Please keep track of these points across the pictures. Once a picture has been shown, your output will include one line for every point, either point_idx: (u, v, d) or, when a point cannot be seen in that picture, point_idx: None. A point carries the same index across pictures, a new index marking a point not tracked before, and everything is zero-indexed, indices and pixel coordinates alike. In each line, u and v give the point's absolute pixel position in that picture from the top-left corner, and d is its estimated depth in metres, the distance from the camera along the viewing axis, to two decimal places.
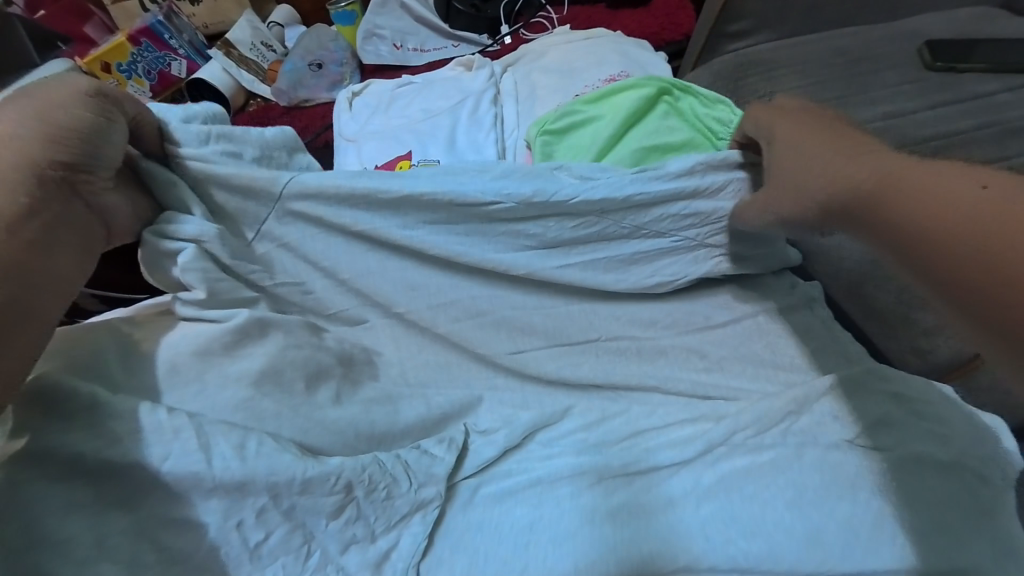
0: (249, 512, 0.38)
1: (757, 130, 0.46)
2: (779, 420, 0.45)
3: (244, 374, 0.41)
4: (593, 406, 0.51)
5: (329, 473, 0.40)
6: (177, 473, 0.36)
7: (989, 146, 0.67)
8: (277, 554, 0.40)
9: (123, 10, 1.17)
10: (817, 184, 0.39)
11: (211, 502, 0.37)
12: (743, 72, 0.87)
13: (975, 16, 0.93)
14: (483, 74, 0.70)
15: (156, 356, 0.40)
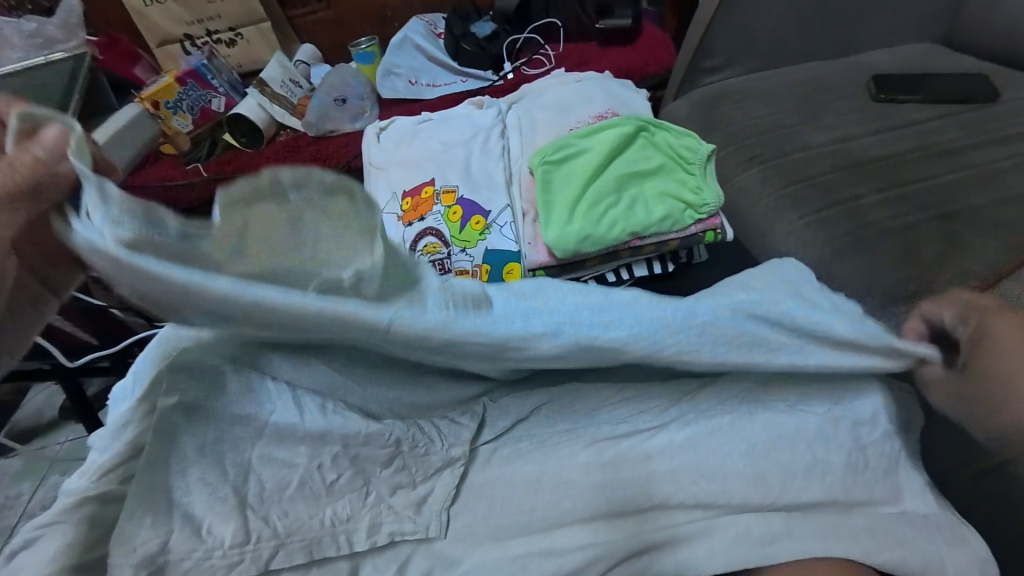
0: (326, 455, 0.51)
1: (961, 317, 0.49)
2: (737, 391, 0.56)
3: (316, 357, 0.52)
4: (587, 383, 0.60)
5: (382, 431, 0.53)
6: (280, 423, 0.50)
7: (924, 165, 0.78)
8: (345, 492, 0.51)
9: (167, 53, 1.35)
10: (1002, 390, 0.45)
11: (301, 447, 0.51)
12: (718, 102, 0.99)
13: (921, 49, 1.05)
14: (492, 112, 0.83)
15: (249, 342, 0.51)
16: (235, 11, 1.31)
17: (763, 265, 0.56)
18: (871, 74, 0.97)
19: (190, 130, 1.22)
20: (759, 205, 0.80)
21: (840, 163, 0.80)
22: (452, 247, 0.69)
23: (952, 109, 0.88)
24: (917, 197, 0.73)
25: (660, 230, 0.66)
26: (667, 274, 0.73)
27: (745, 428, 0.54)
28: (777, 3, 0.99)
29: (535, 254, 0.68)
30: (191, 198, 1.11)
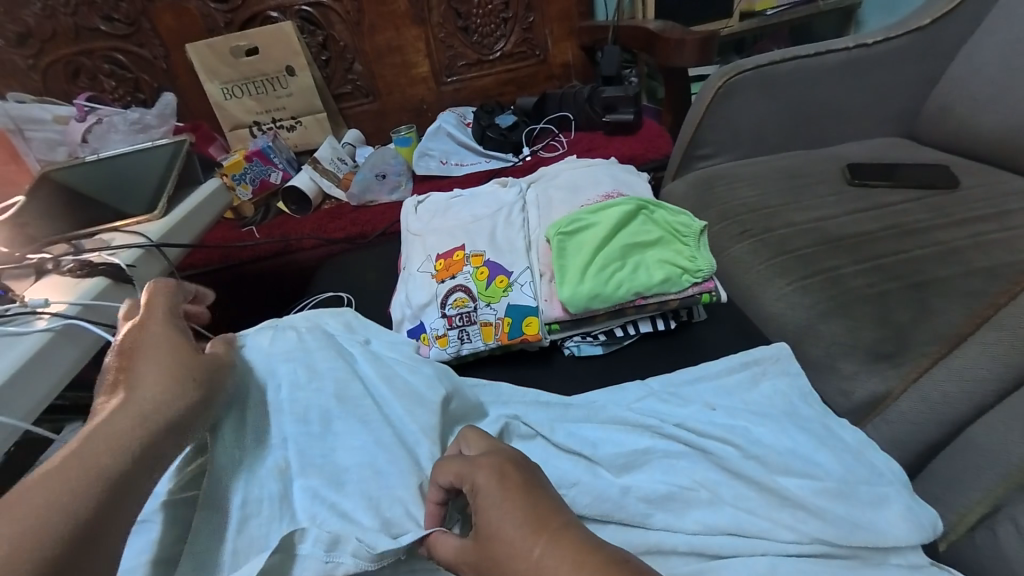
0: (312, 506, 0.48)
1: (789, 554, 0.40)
2: (729, 440, 0.60)
3: (343, 397, 0.59)
4: (593, 427, 0.63)
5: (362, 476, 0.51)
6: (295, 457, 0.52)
7: (895, 241, 0.87)
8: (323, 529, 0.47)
9: (237, 136, 1.61)
10: None
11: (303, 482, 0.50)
12: (710, 183, 1.13)
13: (888, 143, 1.21)
14: (514, 190, 0.97)
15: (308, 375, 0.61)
16: (298, 105, 1.57)
17: (743, 358, 0.71)
18: (844, 163, 1.11)
19: (249, 199, 1.40)
20: (752, 272, 0.90)
21: (820, 237, 0.91)
22: (478, 301, 0.79)
23: (919, 194, 0.99)
24: (891, 268, 0.81)
25: (662, 291, 0.76)
26: (669, 331, 0.81)
27: (725, 458, 0.58)
28: (755, 106, 1.17)
29: (551, 310, 0.77)
30: (243, 256, 1.27)
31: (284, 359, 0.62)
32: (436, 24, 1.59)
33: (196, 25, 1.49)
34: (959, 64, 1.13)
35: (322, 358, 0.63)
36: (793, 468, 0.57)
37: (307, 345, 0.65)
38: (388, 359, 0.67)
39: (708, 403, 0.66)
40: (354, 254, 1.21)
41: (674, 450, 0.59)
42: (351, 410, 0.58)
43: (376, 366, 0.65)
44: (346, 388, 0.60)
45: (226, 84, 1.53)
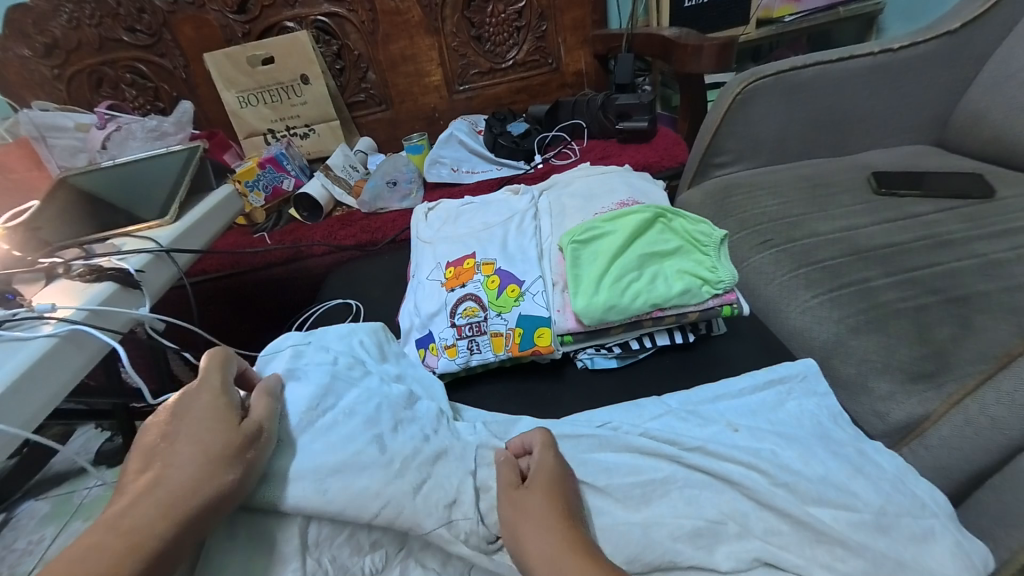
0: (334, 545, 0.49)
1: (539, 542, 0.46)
2: (755, 468, 0.56)
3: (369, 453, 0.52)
4: (607, 450, 0.60)
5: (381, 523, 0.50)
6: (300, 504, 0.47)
7: (929, 253, 0.83)
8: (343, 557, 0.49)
9: (251, 143, 1.62)
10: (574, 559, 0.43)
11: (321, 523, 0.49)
12: (729, 193, 1.10)
13: (915, 151, 1.16)
14: (526, 198, 0.95)
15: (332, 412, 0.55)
16: (312, 113, 1.58)
17: (764, 372, 0.69)
18: (871, 172, 1.07)
19: (262, 205, 1.40)
20: (774, 284, 0.86)
21: (847, 248, 0.87)
22: (489, 311, 0.76)
23: (951, 204, 0.95)
24: (925, 282, 0.77)
25: (681, 303, 0.72)
26: (688, 344, 0.77)
27: (748, 487, 0.55)
28: (774, 114, 1.14)
29: (564, 321, 0.74)
30: (254, 262, 1.27)
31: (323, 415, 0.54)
32: (450, 33, 1.59)
33: (216, 36, 1.52)
34: (993, 69, 1.08)
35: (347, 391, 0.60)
36: (826, 498, 0.53)
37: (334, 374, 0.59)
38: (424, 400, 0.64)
39: (733, 427, 0.61)
40: (365, 262, 1.20)
41: (693, 479, 0.56)
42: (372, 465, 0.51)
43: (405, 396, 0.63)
44: (377, 420, 0.55)
45: (242, 93, 1.55)
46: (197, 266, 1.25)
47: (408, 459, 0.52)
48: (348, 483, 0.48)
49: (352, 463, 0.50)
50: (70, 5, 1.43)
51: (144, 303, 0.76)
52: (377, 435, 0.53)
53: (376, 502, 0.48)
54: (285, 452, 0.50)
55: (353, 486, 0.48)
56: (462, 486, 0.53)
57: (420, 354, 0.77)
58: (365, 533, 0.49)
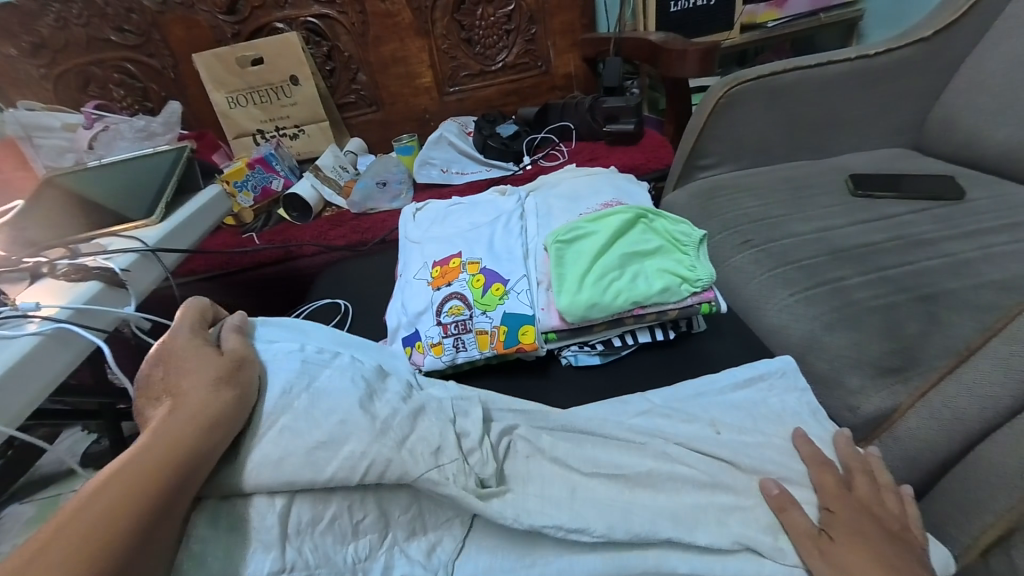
0: (308, 541, 0.46)
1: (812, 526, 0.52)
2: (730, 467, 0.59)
3: (337, 417, 0.49)
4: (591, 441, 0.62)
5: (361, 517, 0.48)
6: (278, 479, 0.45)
7: (900, 253, 0.85)
8: (314, 552, 0.46)
9: (241, 144, 1.62)
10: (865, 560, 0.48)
11: (296, 509, 0.46)
12: (712, 194, 1.13)
13: (892, 154, 1.20)
14: (513, 198, 0.97)
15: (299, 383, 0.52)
16: (302, 114, 1.59)
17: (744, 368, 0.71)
18: (849, 174, 1.10)
19: (251, 206, 1.40)
20: (754, 283, 0.89)
21: (823, 247, 0.90)
22: (474, 309, 0.77)
23: (925, 206, 0.98)
24: (896, 280, 0.80)
25: (661, 301, 0.74)
26: (669, 341, 0.79)
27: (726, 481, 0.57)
28: (756, 117, 1.17)
29: (548, 318, 0.76)
30: (244, 262, 1.28)
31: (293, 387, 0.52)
32: (440, 36, 1.61)
33: (205, 36, 1.52)
34: (965, 76, 1.12)
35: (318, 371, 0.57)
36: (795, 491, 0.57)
37: (301, 356, 0.56)
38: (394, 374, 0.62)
39: (716, 427, 0.63)
40: (355, 262, 1.21)
41: (676, 475, 0.57)
42: (342, 428, 0.48)
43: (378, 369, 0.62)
44: (355, 389, 0.54)
45: (231, 93, 1.55)
46: (185, 266, 1.24)
47: (388, 419, 0.51)
48: (334, 454, 0.47)
49: (335, 431, 0.48)
50: (57, 5, 1.42)
51: (131, 302, 0.76)
52: (356, 404, 0.51)
53: (362, 464, 0.47)
54: (260, 423, 0.48)
55: (339, 453, 0.47)
56: (443, 434, 0.53)
57: (407, 351, 0.78)
58: (348, 516, 0.48)
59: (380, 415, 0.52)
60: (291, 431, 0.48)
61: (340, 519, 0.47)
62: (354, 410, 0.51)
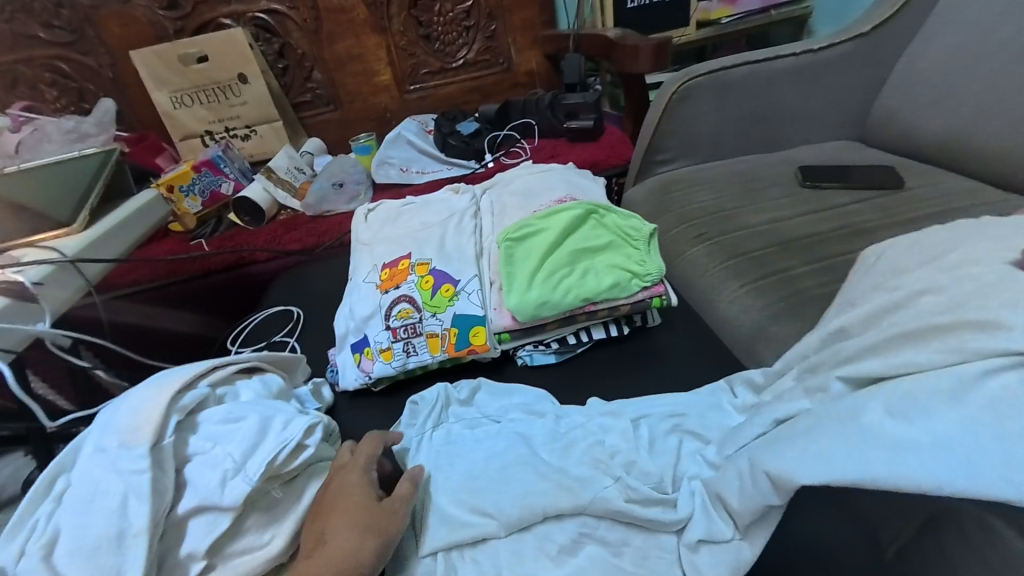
0: (200, 541, 0.47)
1: None
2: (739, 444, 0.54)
3: (213, 436, 0.53)
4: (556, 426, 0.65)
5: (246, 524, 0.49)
6: (189, 505, 0.48)
7: (844, 242, 0.88)
8: (200, 542, 0.47)
9: (188, 146, 1.54)
10: None
11: (200, 518, 0.48)
12: (670, 188, 1.14)
13: (840, 146, 1.23)
14: (467, 197, 0.95)
15: (171, 411, 0.53)
16: (253, 114, 1.52)
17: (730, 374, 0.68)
18: (798, 166, 1.13)
19: (198, 211, 1.33)
20: (707, 275, 0.89)
21: (773, 238, 0.91)
22: (424, 312, 0.75)
23: (868, 195, 1.01)
24: (839, 268, 0.82)
25: (611, 296, 0.73)
26: (623, 337, 0.79)
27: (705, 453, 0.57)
28: (709, 111, 1.19)
29: (500, 318, 0.74)
30: (192, 269, 1.20)
31: (165, 418, 0.52)
32: (398, 32, 1.57)
33: (144, 32, 1.43)
34: (902, 69, 1.16)
35: (181, 436, 0.53)
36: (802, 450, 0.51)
37: (164, 389, 0.55)
38: (263, 386, 0.64)
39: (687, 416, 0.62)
40: (311, 266, 1.17)
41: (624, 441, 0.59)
42: (237, 439, 0.52)
43: (251, 383, 0.63)
44: (230, 412, 0.55)
45: (175, 92, 1.47)
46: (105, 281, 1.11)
47: (263, 431, 0.53)
48: (220, 473, 0.49)
49: (215, 451, 0.51)
50: None
51: (46, 318, 0.70)
52: (226, 425, 0.54)
53: (239, 475, 0.49)
54: (131, 452, 0.48)
55: (224, 464, 0.50)
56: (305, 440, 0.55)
57: (355, 358, 0.76)
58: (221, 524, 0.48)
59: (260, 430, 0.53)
60: (203, 520, 0.48)
61: (212, 523, 0.48)
62: (224, 435, 0.53)
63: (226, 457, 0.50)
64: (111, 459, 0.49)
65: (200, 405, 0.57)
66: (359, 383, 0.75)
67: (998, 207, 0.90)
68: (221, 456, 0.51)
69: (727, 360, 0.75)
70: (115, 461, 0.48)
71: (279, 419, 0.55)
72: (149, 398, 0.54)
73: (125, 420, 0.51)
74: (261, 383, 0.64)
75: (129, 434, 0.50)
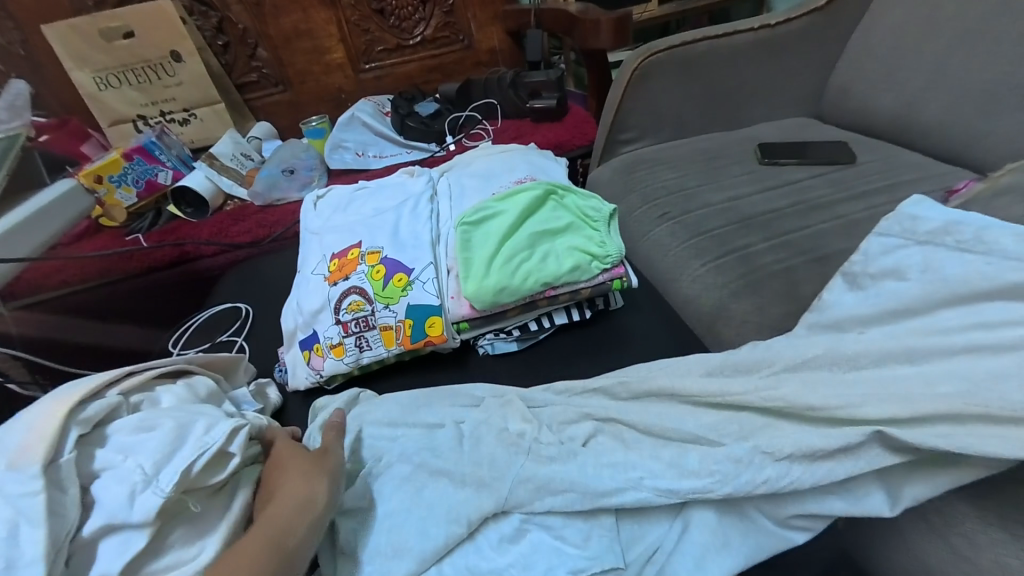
0: (111, 563, 0.43)
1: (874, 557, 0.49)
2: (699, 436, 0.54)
3: (125, 450, 0.48)
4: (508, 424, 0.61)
5: (169, 539, 0.46)
6: (97, 524, 0.44)
7: (801, 218, 0.89)
8: (108, 565, 0.43)
9: (118, 131, 1.41)
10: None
11: (112, 537, 0.44)
12: (634, 167, 1.12)
13: (798, 123, 1.24)
14: (423, 179, 0.90)
15: (73, 426, 0.48)
16: (190, 95, 1.40)
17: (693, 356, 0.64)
18: (758, 143, 1.13)
19: (134, 202, 1.23)
20: (670, 255, 0.89)
21: (733, 216, 0.91)
22: (376, 303, 0.71)
23: (824, 170, 1.03)
24: (796, 244, 0.83)
25: (572, 280, 0.71)
26: (586, 320, 0.77)
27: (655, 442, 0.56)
28: (671, 88, 1.17)
29: (458, 308, 0.71)
30: (128, 268, 1.12)
31: (61, 434, 0.46)
32: (348, 6, 1.47)
33: (56, 2, 1.28)
34: (857, 44, 1.17)
35: (86, 450, 0.48)
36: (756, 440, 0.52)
37: (62, 403, 0.49)
38: (188, 389, 0.58)
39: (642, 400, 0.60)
40: (260, 259, 1.10)
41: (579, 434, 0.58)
42: (153, 450, 0.47)
43: (174, 388, 0.58)
44: (145, 420, 0.50)
45: (99, 72, 1.33)
46: (21, 285, 1.02)
47: (180, 439, 0.48)
48: (130, 488, 0.45)
49: (125, 465, 0.46)
50: None
51: None
52: (139, 435, 0.48)
53: (151, 490, 0.45)
54: (19, 475, 0.43)
55: (132, 479, 0.45)
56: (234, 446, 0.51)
57: (305, 355, 0.71)
58: (135, 544, 0.44)
59: (177, 438, 0.48)
60: (116, 540, 0.44)
61: (126, 544, 0.44)
62: (135, 448, 0.48)
63: (135, 469, 0.46)
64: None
65: (112, 416, 0.51)
66: (311, 381, 0.71)
67: (942, 180, 0.93)
68: (129, 468, 0.46)
69: (689, 340, 0.75)
70: (0, 488, 0.43)
71: (200, 423, 0.50)
72: (43, 414, 0.48)
73: (16, 441, 0.45)
74: (186, 388, 0.58)
75: (17, 456, 0.44)
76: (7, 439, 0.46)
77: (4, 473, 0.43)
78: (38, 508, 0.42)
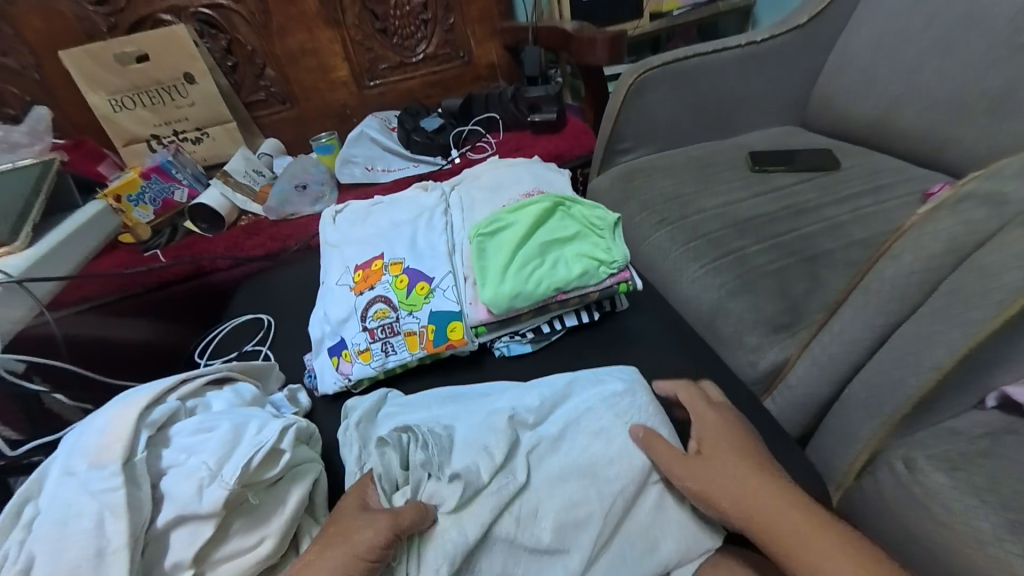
0: (185, 550, 0.48)
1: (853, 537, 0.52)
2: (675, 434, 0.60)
3: (190, 449, 0.52)
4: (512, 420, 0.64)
5: (233, 528, 0.50)
6: (169, 515, 0.48)
7: (791, 221, 0.95)
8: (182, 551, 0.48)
9: (132, 151, 1.45)
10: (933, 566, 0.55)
11: (182, 528, 0.49)
12: (632, 176, 1.18)
13: (784, 131, 1.32)
14: (436, 193, 0.95)
15: (142, 429, 0.52)
16: (202, 115, 1.45)
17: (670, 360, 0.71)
18: (748, 151, 1.20)
19: (151, 219, 1.28)
20: (670, 259, 0.94)
21: (727, 221, 0.97)
22: (400, 311, 0.76)
23: (811, 176, 1.09)
24: (786, 246, 0.89)
25: (581, 284, 0.77)
26: (594, 322, 0.83)
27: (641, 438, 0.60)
28: (664, 100, 1.24)
29: (476, 313, 0.76)
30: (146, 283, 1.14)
31: (134, 436, 0.51)
32: (353, 26, 1.53)
33: (73, 29, 1.34)
34: (838, 56, 1.24)
35: (154, 451, 0.53)
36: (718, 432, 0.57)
37: (129, 409, 0.53)
38: (234, 393, 0.63)
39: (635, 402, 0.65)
40: (276, 271, 1.14)
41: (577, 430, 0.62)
42: (214, 449, 0.52)
43: (223, 393, 0.62)
44: (204, 422, 0.55)
45: (114, 94, 1.38)
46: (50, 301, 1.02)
47: (236, 438, 0.53)
48: (198, 482, 0.49)
49: (192, 462, 0.51)
50: None
51: None
52: (200, 435, 0.53)
53: (216, 484, 0.49)
54: (101, 474, 0.48)
55: (199, 475, 0.50)
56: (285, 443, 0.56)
57: (333, 361, 0.76)
58: (204, 533, 0.48)
59: (234, 438, 0.53)
60: (185, 530, 0.48)
61: (195, 533, 0.48)
62: (199, 447, 0.52)
63: (201, 465, 0.50)
64: (80, 483, 0.48)
65: (171, 420, 0.56)
66: (339, 386, 0.75)
67: (920, 183, 1.00)
68: (195, 465, 0.51)
69: (692, 338, 0.80)
70: (84, 485, 0.47)
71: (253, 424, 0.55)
72: (113, 419, 0.52)
73: (93, 444, 0.50)
74: (232, 393, 0.63)
75: (97, 457, 0.49)
76: (83, 442, 0.51)
77: (87, 473, 0.48)
78: (119, 504, 0.46)
